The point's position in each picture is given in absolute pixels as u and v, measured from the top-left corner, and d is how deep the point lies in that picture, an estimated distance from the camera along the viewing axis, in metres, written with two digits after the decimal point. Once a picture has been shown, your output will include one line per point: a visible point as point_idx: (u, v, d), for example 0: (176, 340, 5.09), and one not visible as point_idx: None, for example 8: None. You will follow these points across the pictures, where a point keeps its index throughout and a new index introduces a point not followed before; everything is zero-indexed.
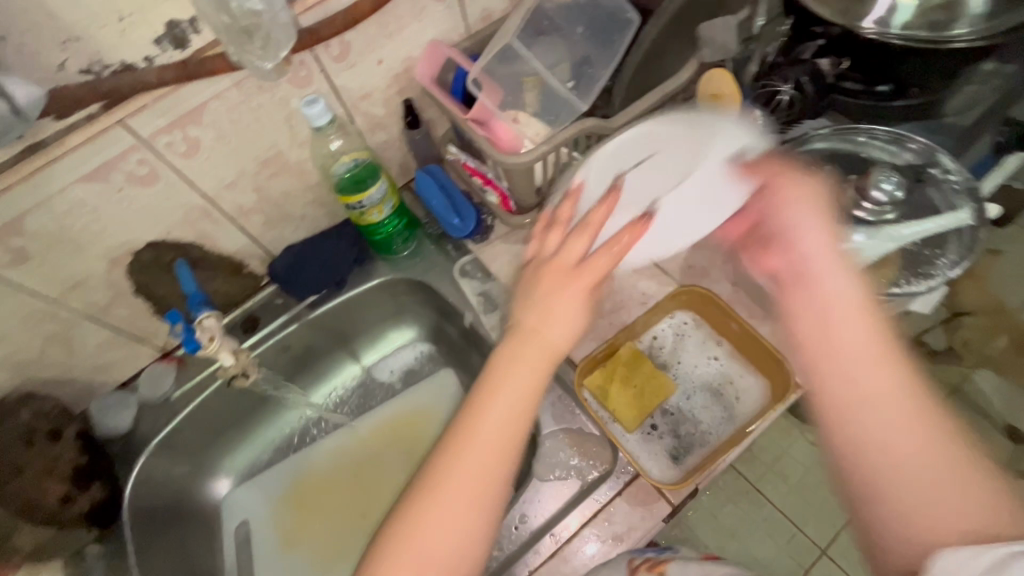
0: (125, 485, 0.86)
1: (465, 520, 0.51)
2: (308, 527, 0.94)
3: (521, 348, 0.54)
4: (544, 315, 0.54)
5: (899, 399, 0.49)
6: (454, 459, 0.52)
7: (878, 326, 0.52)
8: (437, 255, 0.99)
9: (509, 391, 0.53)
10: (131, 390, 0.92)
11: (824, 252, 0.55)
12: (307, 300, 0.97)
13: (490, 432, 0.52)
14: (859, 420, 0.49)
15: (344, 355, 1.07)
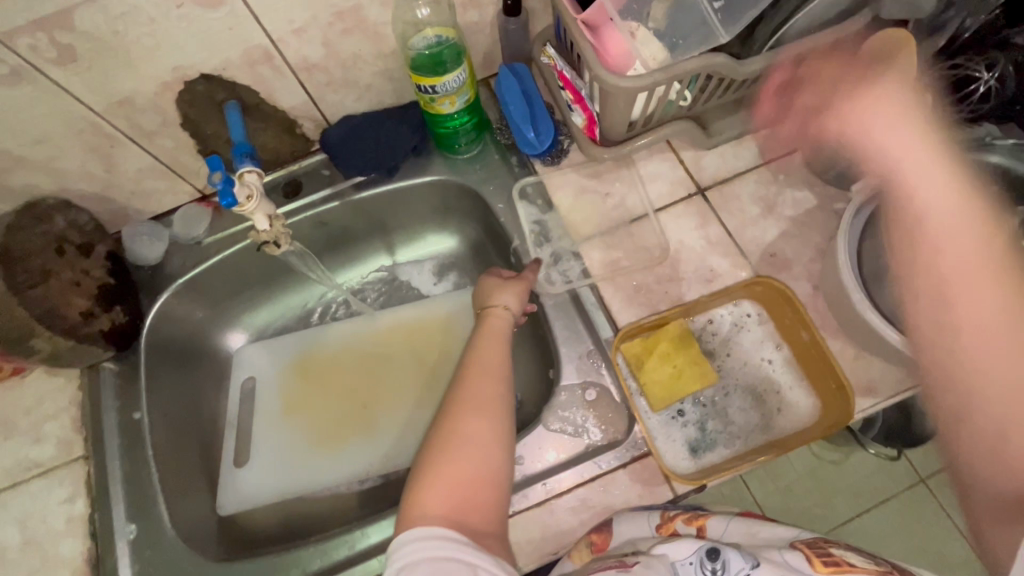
0: (148, 313, 0.87)
1: (491, 426, 0.65)
2: (311, 401, 0.94)
3: (491, 319, 0.75)
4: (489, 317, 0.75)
5: (985, 277, 0.46)
6: (470, 385, 0.68)
7: (972, 205, 0.48)
8: (500, 168, 0.90)
9: (490, 345, 0.73)
10: (164, 225, 0.90)
11: (923, 156, 0.51)
12: (354, 180, 0.91)
13: (486, 363, 0.70)
14: (963, 312, 0.46)
15: (379, 244, 1.03)
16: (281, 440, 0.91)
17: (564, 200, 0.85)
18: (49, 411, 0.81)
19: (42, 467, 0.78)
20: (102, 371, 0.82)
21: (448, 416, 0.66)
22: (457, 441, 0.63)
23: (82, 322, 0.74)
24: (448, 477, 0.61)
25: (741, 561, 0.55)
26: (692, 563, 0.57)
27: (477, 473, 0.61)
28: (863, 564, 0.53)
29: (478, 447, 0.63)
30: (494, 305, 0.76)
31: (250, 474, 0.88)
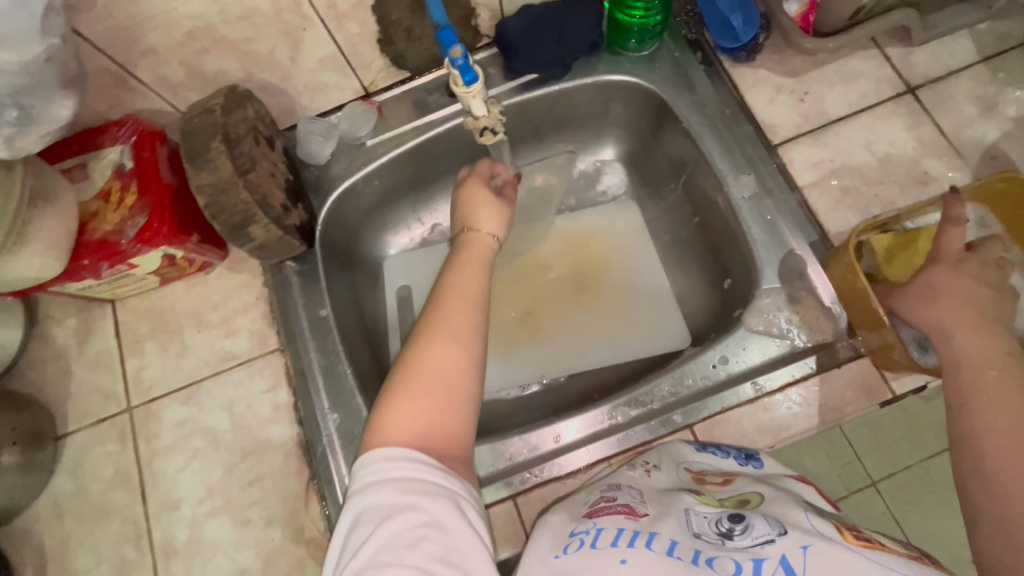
0: (320, 213, 0.85)
1: (457, 351, 0.58)
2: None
3: (472, 244, 0.69)
4: (462, 258, 0.67)
5: (1008, 415, 0.55)
6: (443, 310, 0.60)
7: (998, 362, 0.58)
8: (679, 64, 0.85)
9: (469, 268, 0.66)
10: (330, 124, 0.87)
11: (954, 306, 0.61)
12: (524, 78, 0.87)
13: (465, 290, 0.62)
14: (982, 405, 0.56)
15: (528, 154, 0.97)
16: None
17: (757, 101, 0.80)
18: (236, 306, 0.82)
19: (239, 358, 0.80)
20: (285, 269, 0.82)
21: (419, 340, 0.58)
22: (425, 367, 0.56)
23: (284, 213, 0.72)
24: (414, 401, 0.54)
25: (769, 529, 0.50)
26: (709, 517, 0.55)
27: (440, 395, 0.55)
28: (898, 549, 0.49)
29: (444, 372, 0.56)
30: (472, 231, 0.70)
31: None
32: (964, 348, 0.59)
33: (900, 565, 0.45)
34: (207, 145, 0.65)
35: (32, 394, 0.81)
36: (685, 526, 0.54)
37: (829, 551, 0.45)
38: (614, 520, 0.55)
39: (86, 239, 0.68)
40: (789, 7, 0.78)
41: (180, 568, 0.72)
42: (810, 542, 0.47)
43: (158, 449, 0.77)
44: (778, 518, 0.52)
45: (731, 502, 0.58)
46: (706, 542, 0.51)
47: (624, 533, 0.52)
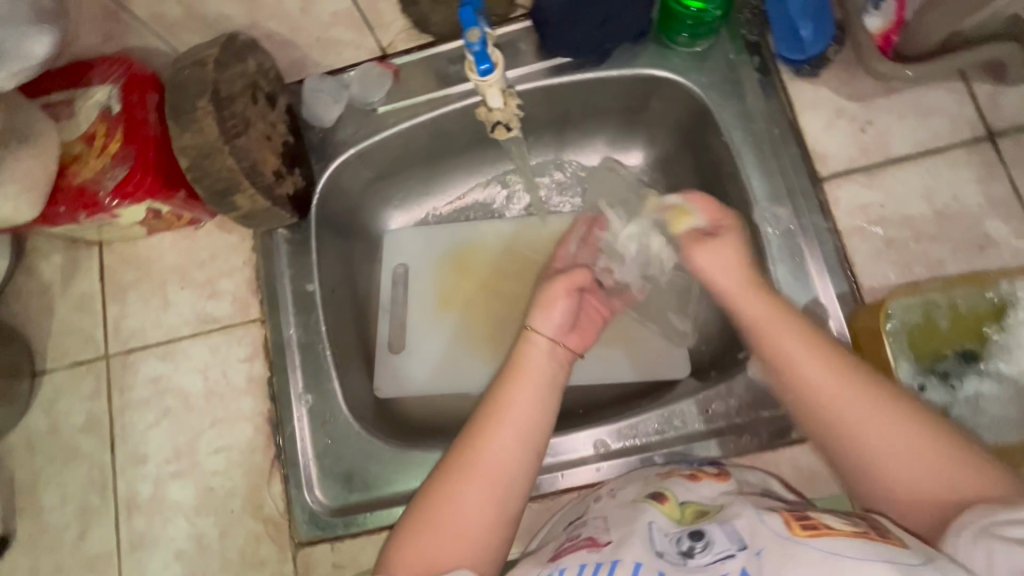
0: (319, 180, 0.80)
1: (495, 485, 0.52)
2: (471, 300, 0.87)
3: (528, 350, 0.61)
4: (521, 365, 0.59)
5: (896, 437, 0.52)
6: (486, 433, 0.55)
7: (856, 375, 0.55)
8: (731, 68, 0.75)
9: (529, 379, 0.58)
10: (341, 84, 0.81)
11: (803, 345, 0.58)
12: (556, 61, 0.78)
13: (519, 413, 0.56)
14: (847, 405, 0.54)
15: (551, 143, 0.89)
16: (439, 336, 0.86)
17: (810, 124, 0.71)
18: (222, 268, 0.79)
19: (220, 322, 0.77)
20: (276, 236, 0.78)
21: (446, 470, 0.53)
22: (451, 501, 0.51)
23: (275, 182, 0.67)
24: (428, 545, 0.50)
25: (727, 541, 0.49)
26: (669, 534, 0.52)
27: (466, 533, 0.51)
28: (841, 528, 0.48)
29: (472, 510, 0.51)
30: (532, 331, 0.62)
31: (408, 364, 0.85)
32: (813, 377, 0.56)
33: (846, 548, 0.44)
34: (194, 104, 0.60)
35: (14, 325, 0.80)
36: (646, 544, 0.51)
37: (779, 550, 0.45)
38: (575, 559, 0.52)
39: (65, 183, 0.64)
40: (873, 21, 0.68)
41: (140, 522, 0.73)
42: (763, 546, 0.47)
43: (132, 401, 0.77)
44: (732, 524, 0.51)
45: (689, 513, 0.56)
46: (669, 564, 0.49)
47: (587, 568, 0.50)
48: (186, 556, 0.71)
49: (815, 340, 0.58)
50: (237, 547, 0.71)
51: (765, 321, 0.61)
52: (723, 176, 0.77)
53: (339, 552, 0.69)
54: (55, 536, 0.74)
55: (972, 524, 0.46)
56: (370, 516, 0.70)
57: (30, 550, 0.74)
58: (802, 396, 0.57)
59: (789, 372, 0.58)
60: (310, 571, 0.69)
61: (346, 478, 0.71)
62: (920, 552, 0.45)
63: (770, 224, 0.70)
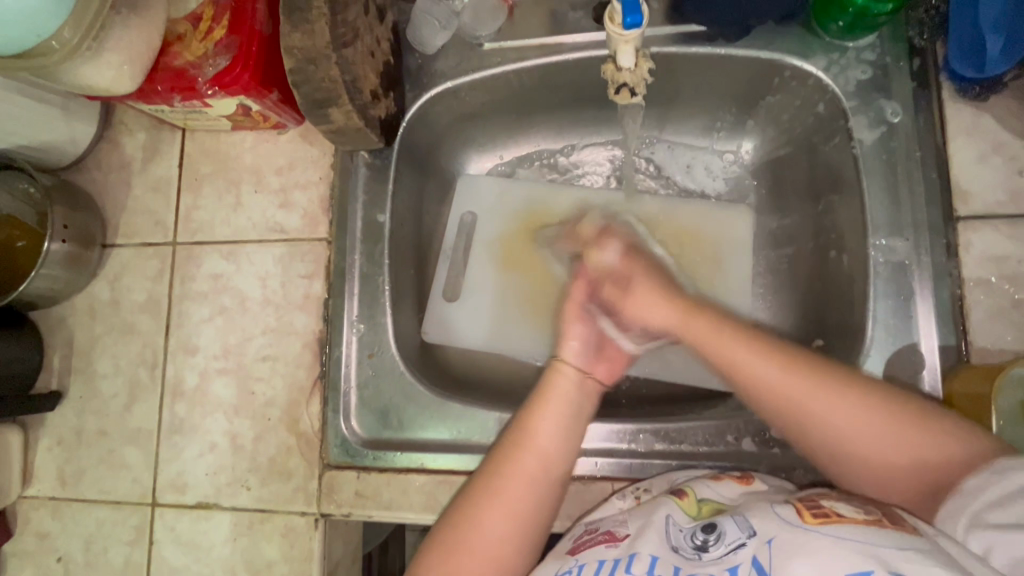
0: (409, 109, 0.76)
1: (523, 499, 0.56)
2: (532, 263, 0.84)
3: (554, 380, 0.61)
4: (536, 408, 0.59)
5: (861, 419, 0.51)
6: (529, 423, 0.59)
7: (800, 371, 0.54)
8: (883, 71, 0.67)
9: (554, 413, 0.59)
10: (452, 11, 0.76)
11: (779, 372, 0.54)
12: (687, 28, 0.71)
13: (544, 442, 0.58)
14: (816, 405, 0.53)
15: (652, 117, 0.82)
16: (494, 292, 0.84)
17: (959, 154, 0.64)
18: (299, 179, 0.78)
19: (287, 233, 0.77)
20: (356, 158, 0.75)
21: (465, 502, 0.56)
22: (480, 523, 0.54)
23: (371, 103, 0.64)
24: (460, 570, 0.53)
25: (738, 530, 0.48)
26: (683, 530, 0.51)
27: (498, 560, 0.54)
28: (853, 516, 0.46)
29: (494, 539, 0.54)
30: (562, 360, 0.62)
31: (459, 313, 0.83)
32: (775, 380, 0.54)
33: (860, 536, 0.43)
34: (309, 3, 0.56)
35: (92, 194, 0.81)
36: (661, 537, 0.50)
37: (791, 540, 0.44)
38: (594, 553, 0.52)
39: (165, 62, 0.62)
40: None
41: (182, 409, 0.75)
42: (774, 534, 0.45)
43: (191, 292, 0.78)
44: (745, 514, 0.49)
45: (706, 509, 0.54)
46: (682, 560, 0.48)
47: (605, 566, 0.49)
48: (219, 450, 0.74)
49: (791, 362, 0.54)
50: (268, 453, 0.73)
51: (754, 372, 0.55)
52: (838, 191, 0.70)
53: (364, 481, 0.71)
54: (102, 402, 0.77)
55: (965, 509, 0.46)
56: (398, 455, 0.70)
57: (79, 409, 0.78)
58: (769, 400, 0.55)
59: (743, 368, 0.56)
60: (333, 493, 0.71)
61: (383, 412, 0.71)
62: (932, 540, 0.44)
63: (882, 254, 0.64)
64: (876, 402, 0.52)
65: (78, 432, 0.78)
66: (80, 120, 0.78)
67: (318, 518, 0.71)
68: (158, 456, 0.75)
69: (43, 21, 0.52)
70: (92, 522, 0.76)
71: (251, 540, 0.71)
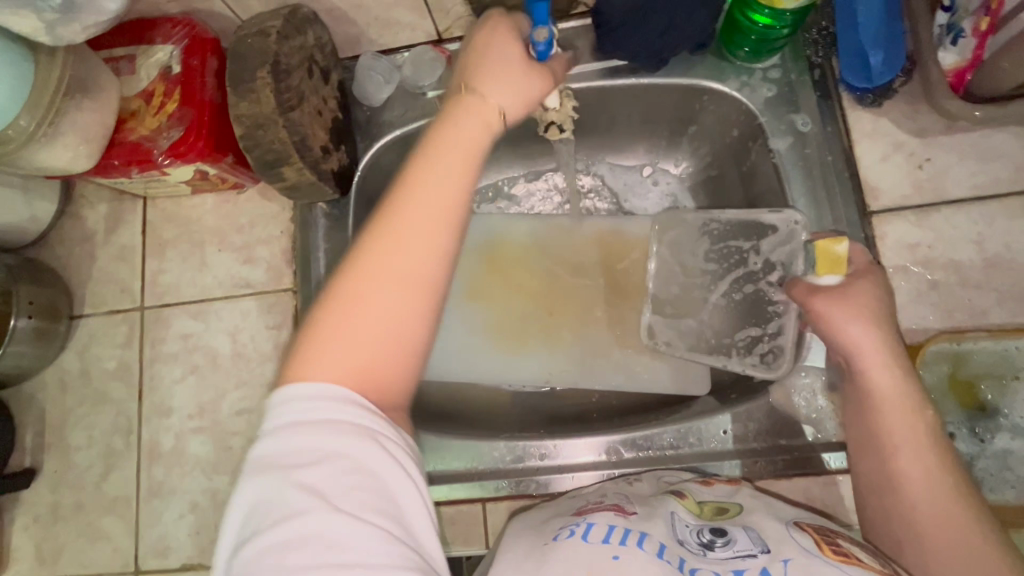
0: (361, 159, 0.80)
1: (431, 257, 0.45)
2: (496, 291, 0.87)
3: (459, 112, 0.51)
4: (434, 148, 0.48)
5: (941, 507, 0.49)
6: (424, 162, 0.47)
7: (919, 423, 0.52)
8: (789, 87, 0.74)
9: (453, 155, 0.48)
10: (394, 65, 0.81)
11: (894, 384, 0.54)
12: (611, 63, 0.77)
13: (437, 179, 0.46)
14: (908, 464, 0.51)
15: (591, 144, 0.88)
16: (462, 323, 0.86)
17: (865, 155, 0.70)
18: (260, 235, 0.80)
19: (253, 287, 0.79)
20: (315, 209, 0.78)
21: (340, 274, 0.44)
22: (361, 299, 0.43)
23: (322, 157, 0.68)
24: (322, 363, 0.41)
25: (750, 543, 0.50)
26: (689, 526, 0.54)
27: (385, 332, 0.43)
28: (871, 563, 0.47)
29: (377, 304, 0.43)
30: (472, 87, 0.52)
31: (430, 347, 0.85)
32: (892, 419, 0.53)
33: None
34: (253, 74, 0.60)
35: (57, 269, 0.83)
36: (670, 529, 0.52)
37: (807, 564, 0.46)
38: (604, 517, 0.53)
39: (121, 138, 0.66)
40: (946, 58, 0.66)
41: (160, 471, 0.76)
42: (789, 556, 0.47)
43: (162, 354, 0.79)
44: (758, 532, 0.52)
45: (708, 509, 0.58)
46: (688, 552, 0.50)
47: (616, 531, 0.50)
48: (200, 509, 0.74)
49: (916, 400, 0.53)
50: None
51: (875, 386, 0.54)
52: (768, 198, 0.76)
53: None
54: (79, 474, 0.77)
55: None
56: None
57: (54, 484, 0.78)
58: (877, 446, 0.54)
59: (871, 395, 0.55)
60: None
61: None
62: None
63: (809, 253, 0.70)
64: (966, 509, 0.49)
65: (54, 507, 0.77)
66: (42, 199, 0.80)
67: None
68: (139, 522, 0.75)
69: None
70: None
71: None
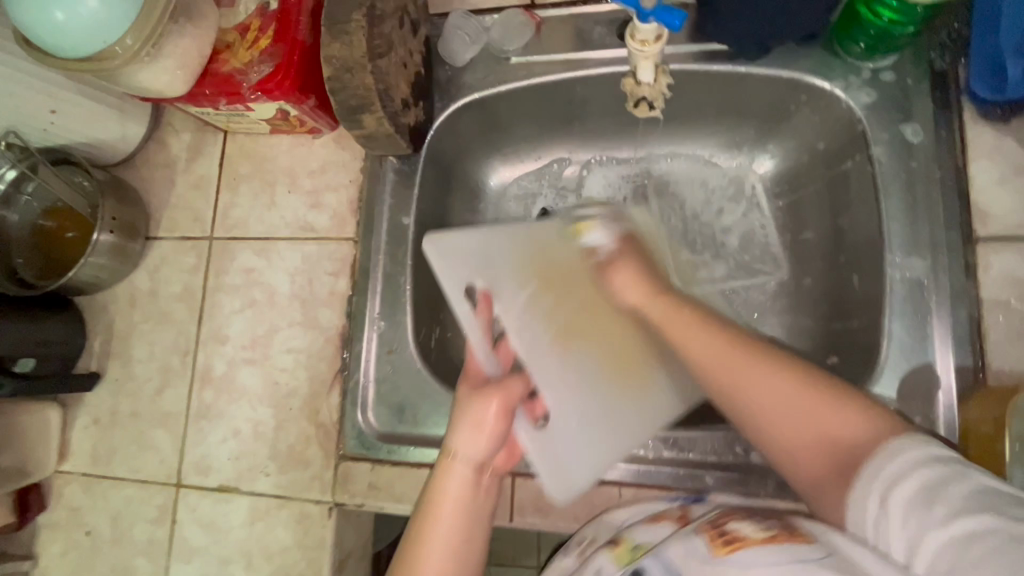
0: (437, 118, 0.79)
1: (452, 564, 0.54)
2: (587, 325, 0.69)
3: (446, 479, 0.56)
4: (435, 505, 0.55)
5: (731, 353, 0.54)
6: (432, 503, 0.55)
7: (693, 317, 0.58)
8: (903, 92, 0.68)
9: (454, 501, 0.55)
10: (482, 27, 0.79)
11: (657, 309, 0.62)
12: (710, 47, 0.72)
13: (443, 538, 0.54)
14: (727, 380, 0.53)
15: (672, 132, 0.84)
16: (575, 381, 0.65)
17: (981, 175, 0.65)
18: (330, 182, 0.82)
19: (317, 232, 0.80)
20: (385, 163, 0.78)
21: None
22: None
23: (401, 110, 0.68)
24: None
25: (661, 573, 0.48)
26: None
27: None
28: (755, 536, 0.47)
29: None
30: (454, 454, 0.56)
31: (571, 433, 0.63)
32: (705, 355, 0.55)
33: (766, 561, 0.44)
34: (349, 16, 0.59)
35: (139, 190, 0.87)
36: None
37: None
38: None
39: (214, 68, 0.67)
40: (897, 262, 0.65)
41: (210, 395, 0.79)
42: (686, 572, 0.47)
43: (224, 284, 0.82)
44: (662, 554, 0.50)
45: (631, 551, 0.53)
46: None
47: None
48: (242, 436, 0.77)
49: (711, 328, 0.56)
50: (287, 442, 0.76)
51: (658, 304, 0.62)
52: (858, 209, 0.70)
53: (378, 474, 0.72)
54: (137, 385, 0.82)
55: (878, 478, 0.45)
56: (412, 450, 0.71)
57: (114, 391, 0.82)
58: (699, 366, 0.56)
59: (639, 299, 0.64)
60: (347, 483, 0.73)
61: (398, 408, 0.72)
62: (826, 543, 0.46)
63: (899, 271, 0.64)
64: (802, 376, 0.51)
65: (112, 413, 0.82)
66: (133, 121, 0.83)
67: (332, 508, 0.73)
68: (186, 439, 0.79)
69: (109, 27, 0.57)
70: (121, 499, 0.80)
71: (268, 524, 0.74)
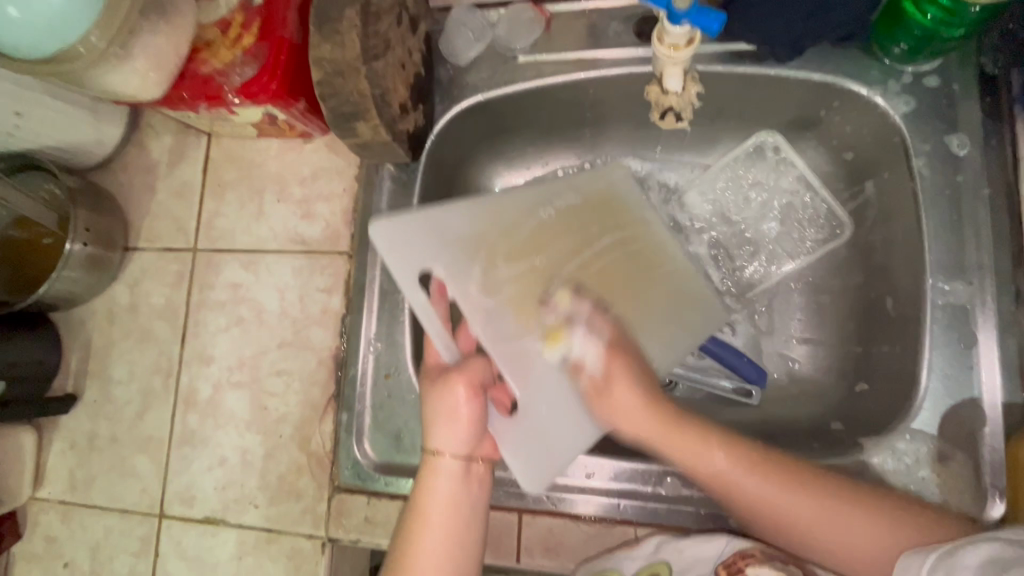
0: (438, 122, 0.72)
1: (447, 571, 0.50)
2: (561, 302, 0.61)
3: (426, 479, 0.54)
4: (422, 507, 0.53)
5: (775, 469, 0.51)
6: (417, 505, 0.53)
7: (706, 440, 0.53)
8: (948, 99, 0.62)
9: (436, 504, 0.53)
10: (487, 22, 0.73)
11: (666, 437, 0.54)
12: (736, 47, 0.65)
13: (433, 540, 0.51)
14: (782, 503, 0.50)
15: (690, 137, 0.78)
16: (551, 372, 0.58)
17: None
18: (322, 190, 0.76)
19: (309, 245, 0.75)
20: (382, 170, 0.72)
21: None
22: None
23: (399, 116, 0.62)
24: None
25: None
26: None
27: None
28: None
29: None
30: (437, 450, 0.54)
31: (549, 419, 0.58)
32: (747, 487, 0.51)
33: None
34: (340, 13, 0.53)
35: (116, 197, 0.80)
36: None
37: None
38: None
39: (193, 69, 0.61)
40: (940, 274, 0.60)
41: (194, 419, 0.74)
42: None
43: (209, 300, 0.76)
44: None
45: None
46: None
47: None
48: (229, 465, 0.72)
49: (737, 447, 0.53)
50: (278, 472, 0.71)
51: (703, 464, 0.52)
52: (896, 225, 0.65)
53: (374, 507, 0.68)
54: (116, 408, 0.77)
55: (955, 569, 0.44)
56: (410, 483, 0.66)
57: (92, 413, 0.77)
58: (745, 508, 0.52)
59: (689, 464, 0.53)
60: (342, 517, 0.68)
61: (396, 437, 0.67)
62: None
63: (941, 296, 0.59)
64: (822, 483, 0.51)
65: (90, 437, 0.77)
66: (108, 123, 0.77)
67: (325, 543, 0.68)
68: (169, 467, 0.74)
69: (70, 24, 0.50)
70: (101, 529, 0.75)
71: (257, 560, 0.70)
